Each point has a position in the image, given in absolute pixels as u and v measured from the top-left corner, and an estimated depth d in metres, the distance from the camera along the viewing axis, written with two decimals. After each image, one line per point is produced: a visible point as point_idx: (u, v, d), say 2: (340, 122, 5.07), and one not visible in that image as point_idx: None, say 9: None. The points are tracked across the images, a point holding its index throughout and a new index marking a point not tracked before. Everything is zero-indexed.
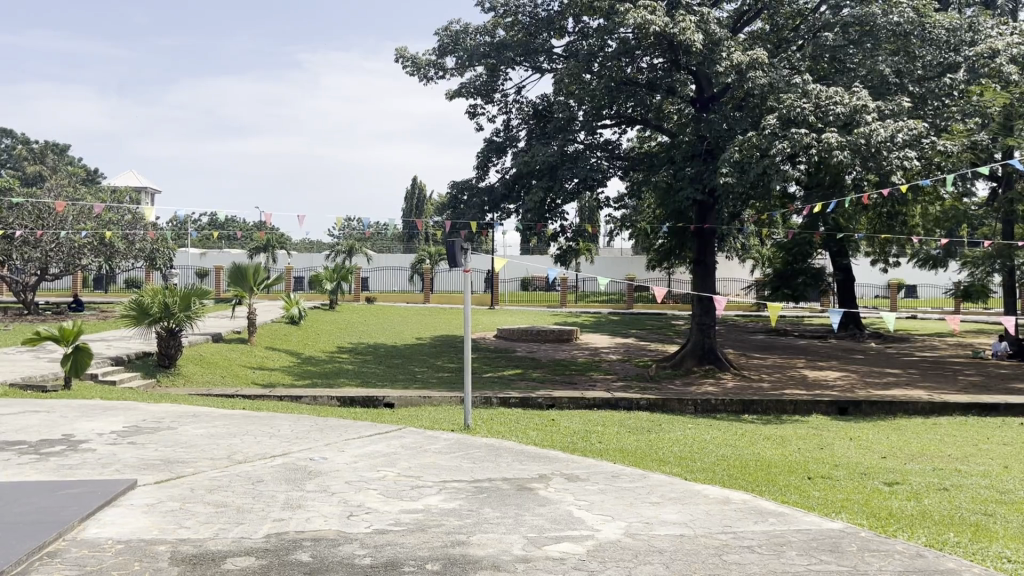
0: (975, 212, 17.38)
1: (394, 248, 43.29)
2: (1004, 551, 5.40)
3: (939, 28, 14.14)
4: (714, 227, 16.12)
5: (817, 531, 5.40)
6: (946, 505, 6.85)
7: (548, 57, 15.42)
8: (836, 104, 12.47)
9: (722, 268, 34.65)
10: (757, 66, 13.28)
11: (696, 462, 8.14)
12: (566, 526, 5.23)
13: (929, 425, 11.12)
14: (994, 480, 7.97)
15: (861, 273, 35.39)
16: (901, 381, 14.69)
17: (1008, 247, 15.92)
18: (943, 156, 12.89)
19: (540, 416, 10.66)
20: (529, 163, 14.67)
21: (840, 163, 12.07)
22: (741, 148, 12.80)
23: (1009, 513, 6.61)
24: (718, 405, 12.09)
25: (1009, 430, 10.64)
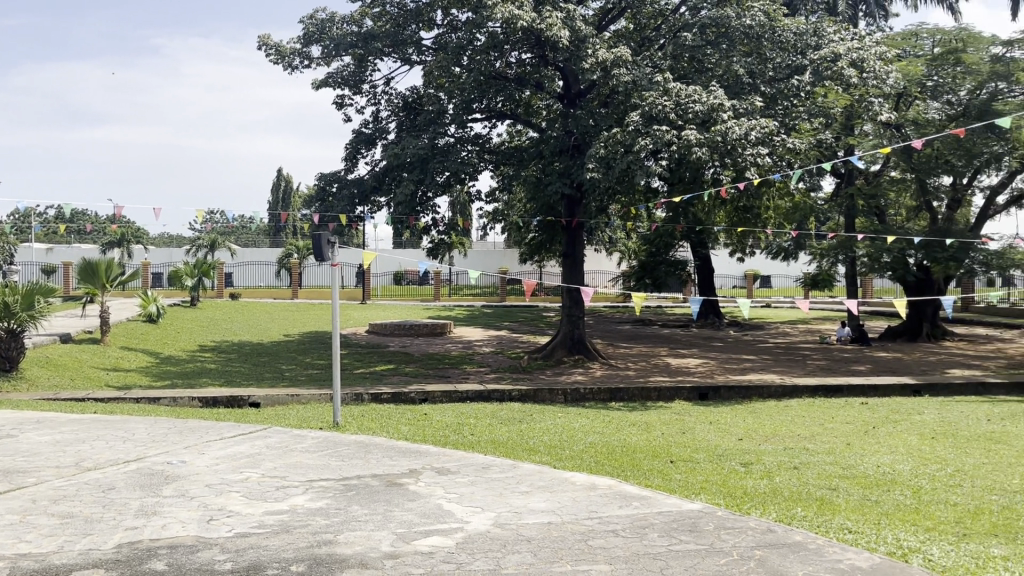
0: (822, 207, 18.54)
1: (261, 242, 42.03)
2: (846, 522, 5.80)
3: (786, 32, 14.69)
4: (583, 222, 16.49)
5: (678, 512, 5.62)
6: (796, 481, 7.30)
7: (417, 49, 15.30)
8: (695, 103, 12.98)
9: (592, 261, 35.59)
10: (620, 64, 13.66)
11: (564, 451, 8.32)
12: (436, 519, 5.22)
13: (782, 407, 11.82)
14: (838, 457, 8.55)
15: (720, 265, 37.18)
16: (756, 366, 15.51)
17: (851, 239, 17.31)
18: (792, 154, 13.60)
19: (411, 410, 10.59)
20: (399, 156, 14.53)
21: (699, 160, 12.58)
22: (606, 144, 13.18)
23: (851, 488, 7.11)
24: (587, 394, 12.40)
25: (850, 410, 11.46)
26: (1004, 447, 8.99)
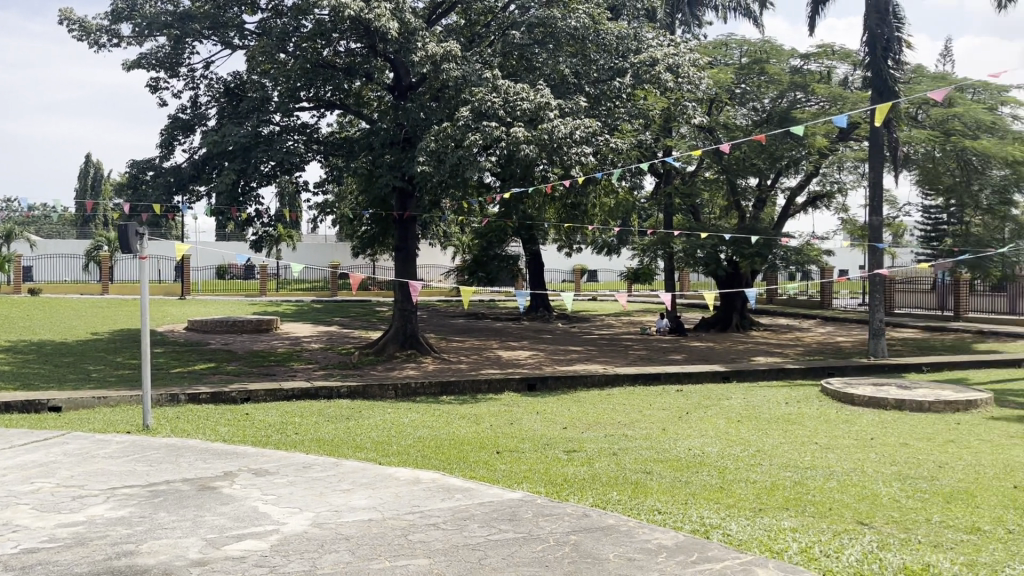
0: (643, 206, 19.52)
1: (66, 233, 38.89)
2: (656, 504, 6.11)
3: (609, 35, 15.24)
4: (415, 215, 16.42)
5: (498, 502, 5.72)
6: (613, 467, 7.61)
7: (239, 33, 14.65)
8: (523, 100, 13.22)
9: (425, 255, 35.55)
10: (450, 59, 13.68)
11: (391, 446, 8.25)
12: (250, 522, 5.03)
13: (605, 396, 12.30)
14: (654, 442, 9.00)
15: (550, 259, 38.21)
16: (582, 357, 16.06)
17: (667, 236, 18.50)
18: (615, 154, 14.16)
19: (232, 410, 10.14)
20: (219, 143, 13.85)
21: (527, 157, 12.85)
22: (436, 138, 13.18)
23: (664, 471, 7.50)
24: (417, 388, 12.36)
25: (667, 396, 12.09)
26: (799, 427, 9.81)
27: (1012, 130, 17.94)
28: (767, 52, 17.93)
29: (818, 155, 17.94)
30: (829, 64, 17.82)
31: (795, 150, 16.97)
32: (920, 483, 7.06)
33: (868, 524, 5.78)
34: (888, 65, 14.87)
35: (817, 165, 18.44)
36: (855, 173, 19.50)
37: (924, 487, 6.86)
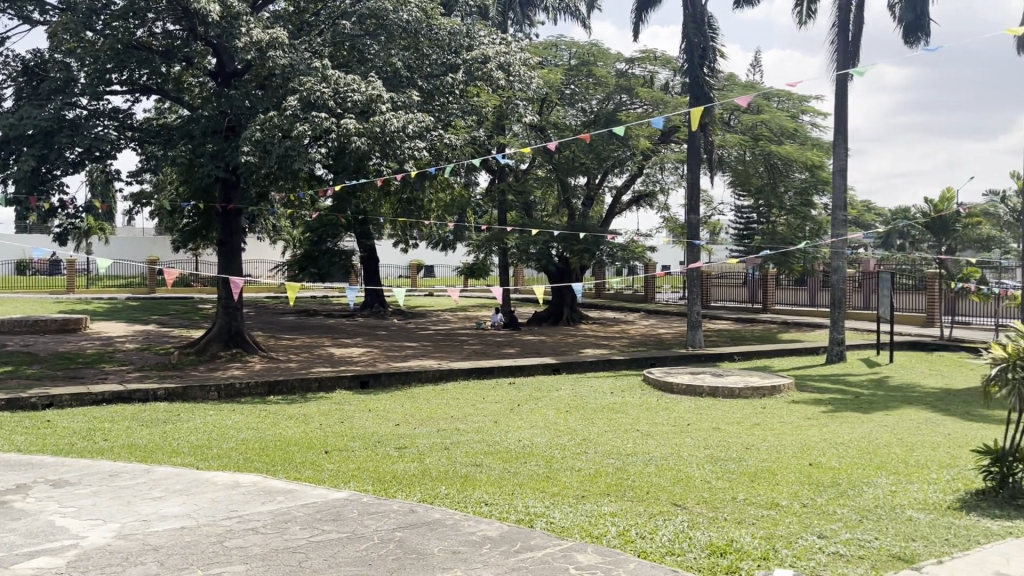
0: (478, 202, 19.66)
1: None
2: (483, 496, 6.16)
3: (441, 31, 15.23)
4: (241, 207, 15.73)
5: (322, 503, 5.58)
6: (443, 461, 7.61)
7: (40, 8, 13.46)
8: (353, 92, 12.97)
9: (253, 250, 34.18)
10: (277, 46, 13.17)
11: (211, 450, 7.85)
12: (44, 539, 4.63)
13: (438, 391, 12.30)
14: (485, 435, 9.08)
15: (385, 255, 37.78)
16: (416, 353, 15.99)
17: (501, 231, 18.65)
18: (449, 149, 14.20)
19: (31, 419, 9.30)
20: (16, 126, 12.65)
21: (358, 149, 12.61)
22: (262, 127, 12.66)
23: (494, 463, 7.59)
24: (242, 389, 11.84)
25: (499, 390, 12.25)
26: (623, 415, 10.23)
27: (810, 137, 19.59)
28: (594, 55, 18.60)
29: (642, 156, 18.80)
30: (651, 68, 18.70)
31: (620, 150, 17.78)
32: (729, 464, 7.55)
33: (681, 505, 6.12)
34: (704, 72, 15.81)
35: (641, 165, 19.32)
36: (675, 174, 20.58)
37: (732, 468, 7.35)
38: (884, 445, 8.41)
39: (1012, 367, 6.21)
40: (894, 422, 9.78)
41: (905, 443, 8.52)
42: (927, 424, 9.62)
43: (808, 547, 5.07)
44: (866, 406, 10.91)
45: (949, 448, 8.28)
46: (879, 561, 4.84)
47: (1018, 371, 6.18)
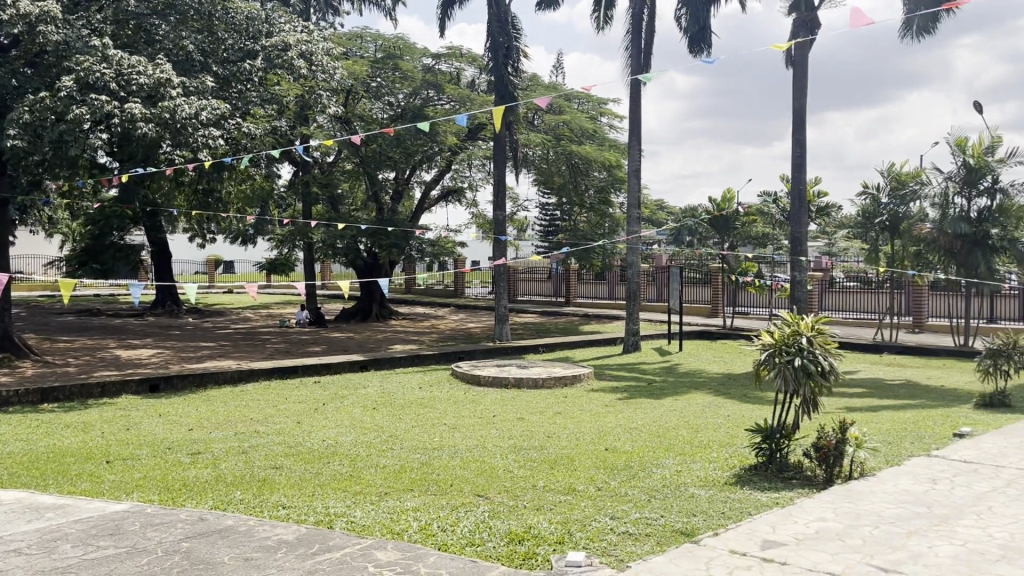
0: (281, 194, 18.95)
1: None
2: (280, 499, 5.95)
3: (238, 15, 14.52)
4: (7, 197, 14.19)
5: (99, 517, 5.16)
6: (240, 465, 7.27)
7: None
8: (139, 74, 12.06)
9: (25, 244, 31.04)
10: (48, 20, 11.98)
11: None
12: None
13: (238, 392, 11.74)
14: (286, 436, 8.77)
15: (180, 250, 35.63)
16: (214, 353, 15.17)
17: (306, 225, 17.99)
18: (247, 138, 13.59)
19: None
20: None
21: (145, 136, 11.76)
22: (31, 109, 11.49)
23: (294, 464, 7.34)
24: (9, 397, 10.70)
25: (303, 389, 11.88)
26: (429, 410, 10.24)
27: (608, 138, 20.55)
28: (401, 49, 18.52)
29: (449, 151, 18.92)
30: (457, 65, 18.90)
31: (428, 146, 17.89)
32: (531, 453, 7.76)
33: (483, 495, 6.21)
34: (508, 71, 16.13)
35: (449, 161, 19.45)
36: (483, 171, 20.90)
37: (534, 457, 7.56)
38: (672, 428, 8.99)
39: (778, 351, 6.82)
40: (681, 406, 10.47)
41: (691, 425, 9.14)
42: (710, 407, 10.38)
43: (600, 528, 5.30)
44: (657, 392, 11.61)
45: (728, 428, 8.98)
46: (663, 537, 5.16)
47: (783, 355, 6.80)
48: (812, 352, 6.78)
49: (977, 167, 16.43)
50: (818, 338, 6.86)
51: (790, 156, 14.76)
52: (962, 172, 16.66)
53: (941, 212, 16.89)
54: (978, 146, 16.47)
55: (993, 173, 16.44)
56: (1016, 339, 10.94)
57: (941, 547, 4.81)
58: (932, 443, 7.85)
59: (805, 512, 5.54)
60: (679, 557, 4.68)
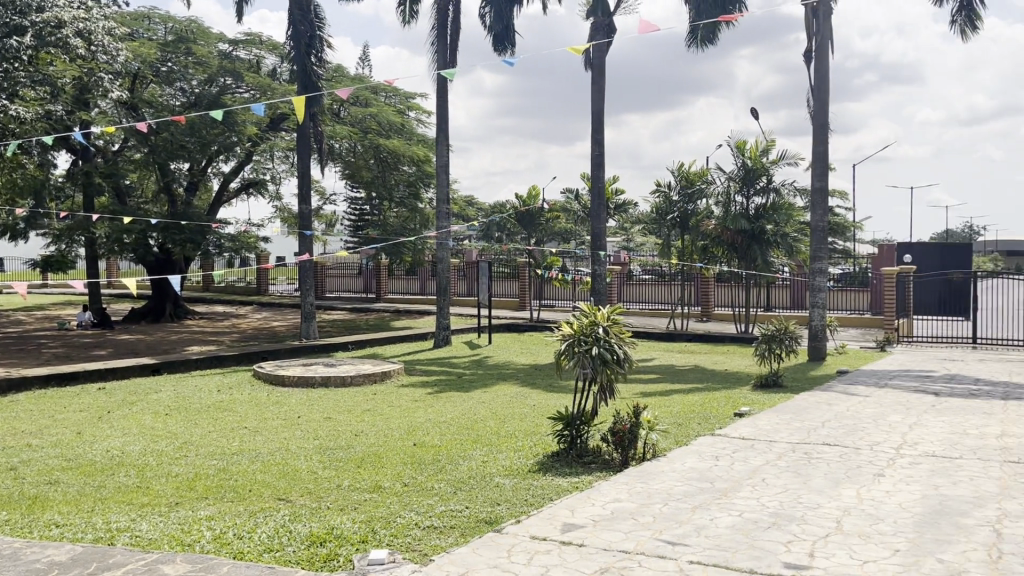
0: (58, 184, 17.38)
1: None
2: (54, 517, 5.43)
3: None
4: None
5: None
6: (7, 484, 6.55)
7: None
8: None
9: None
10: None
11: None
12: None
13: (7, 403, 10.60)
14: (64, 448, 8.02)
15: None
16: None
17: (87, 220, 16.56)
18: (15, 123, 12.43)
19: None
20: None
21: None
22: None
23: (72, 479, 6.72)
24: None
25: (85, 397, 10.92)
26: (229, 413, 9.74)
27: (416, 133, 20.45)
28: (193, 32, 17.72)
29: (249, 142, 18.26)
30: (257, 52, 18.31)
31: (226, 135, 17.38)
32: (337, 452, 7.58)
33: (284, 499, 5.98)
34: (311, 61, 15.70)
35: (250, 152, 18.85)
36: (286, 163, 20.33)
37: (340, 456, 7.38)
38: (480, 420, 9.11)
39: (577, 342, 7.08)
40: (489, 397, 10.65)
41: (498, 417, 9.31)
42: (517, 398, 10.63)
43: (405, 524, 5.26)
44: (466, 385, 11.73)
45: (534, 417, 9.23)
46: (468, 528, 5.20)
47: (581, 346, 7.06)
48: (608, 341, 7.10)
49: (754, 167, 17.96)
50: (613, 328, 7.19)
51: (590, 155, 15.40)
52: (741, 172, 18.14)
53: (723, 210, 18.31)
54: (754, 148, 18.00)
55: (767, 174, 18.04)
56: (786, 325, 12.06)
57: (721, 518, 5.19)
58: (715, 422, 8.47)
59: (602, 494, 5.79)
60: (482, 547, 4.74)
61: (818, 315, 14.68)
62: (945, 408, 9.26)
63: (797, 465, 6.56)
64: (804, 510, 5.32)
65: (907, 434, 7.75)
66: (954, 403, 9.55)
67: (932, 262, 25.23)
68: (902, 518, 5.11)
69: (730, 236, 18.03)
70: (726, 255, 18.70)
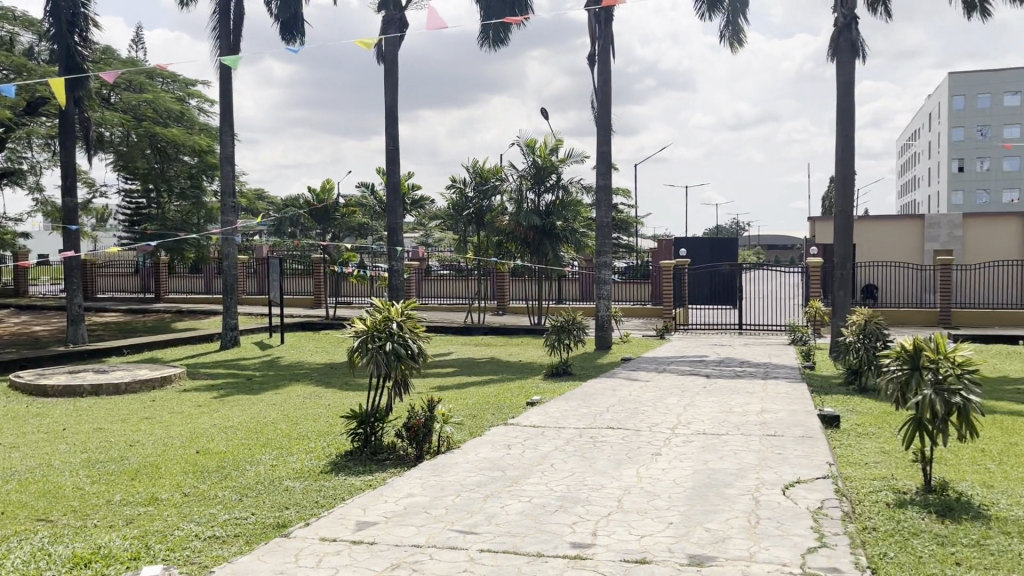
0: None
1: None
2: None
3: None
4: None
5: None
6: None
7: None
8: None
9: None
10: None
11: None
12: None
13: None
14: None
15: None
16: None
17: None
18: None
19: None
20: None
21: None
22: None
23: None
24: None
25: None
26: None
27: (197, 122, 19.32)
28: None
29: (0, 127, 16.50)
30: (9, 29, 16.65)
31: None
32: (108, 465, 6.97)
33: (44, 519, 5.42)
34: (75, 41, 14.39)
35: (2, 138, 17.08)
36: (47, 152, 18.58)
37: (112, 469, 6.80)
38: (270, 422, 8.74)
39: (370, 338, 6.97)
40: (281, 399, 10.26)
41: (290, 418, 8.99)
42: (310, 398, 10.31)
43: (183, 537, 4.94)
44: (255, 387, 11.23)
45: (327, 417, 9.00)
46: (253, 535, 4.97)
47: (375, 341, 6.95)
48: (402, 336, 7.05)
49: (544, 165, 18.58)
50: (407, 323, 7.16)
51: (384, 149, 15.25)
52: (532, 170, 18.70)
53: (516, 206, 18.79)
54: (544, 147, 18.62)
55: (556, 171, 18.73)
56: (575, 316, 12.58)
57: (511, 505, 5.31)
58: (508, 413, 8.67)
59: (395, 490, 5.74)
60: (266, 554, 4.53)
61: (604, 306, 15.46)
62: (714, 389, 10.07)
63: (583, 449, 6.85)
64: (588, 492, 5.56)
65: (682, 415, 8.33)
66: (722, 384, 10.41)
67: (704, 255, 27.38)
68: (675, 493, 5.47)
69: (522, 232, 18.54)
70: (519, 250, 19.22)
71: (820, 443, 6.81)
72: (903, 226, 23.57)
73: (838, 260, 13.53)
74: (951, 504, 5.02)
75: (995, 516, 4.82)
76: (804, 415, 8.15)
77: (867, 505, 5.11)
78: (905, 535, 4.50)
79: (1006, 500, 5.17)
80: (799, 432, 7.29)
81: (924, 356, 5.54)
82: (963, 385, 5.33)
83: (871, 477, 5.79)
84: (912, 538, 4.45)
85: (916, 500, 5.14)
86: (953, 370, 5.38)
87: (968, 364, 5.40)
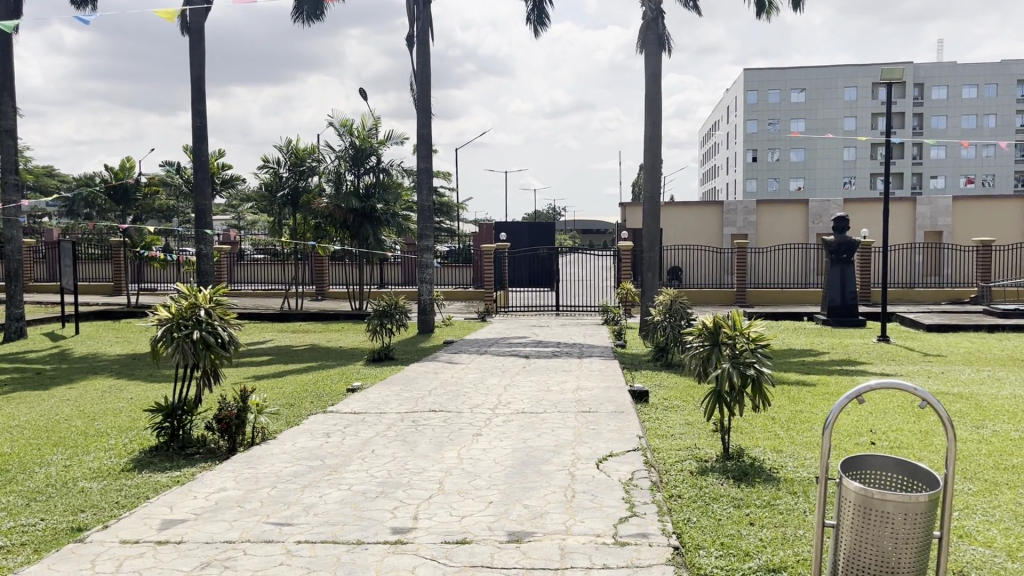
0: None
1: None
2: None
3: None
4: None
5: None
6: None
7: None
8: None
9: None
10: None
11: None
12: None
13: None
14: None
15: None
16: None
17: None
18: None
19: None
20: None
21: None
22: None
23: None
24: None
25: None
26: None
27: None
28: None
29: None
30: None
31: None
32: None
33: None
34: None
35: None
36: None
37: None
38: (63, 420, 8.02)
39: (176, 326, 6.52)
40: (75, 394, 9.44)
41: (86, 414, 8.30)
42: (111, 391, 9.60)
43: None
44: (46, 382, 10.28)
45: (130, 411, 8.39)
46: (43, 543, 4.53)
47: (181, 330, 6.52)
48: (210, 323, 6.67)
49: (363, 146, 18.25)
50: (216, 310, 6.78)
51: (190, 125, 14.35)
52: (350, 151, 18.32)
53: (334, 188, 18.32)
54: (362, 128, 18.31)
55: (376, 153, 18.44)
56: (397, 300, 12.44)
57: (331, 494, 5.17)
58: (328, 400, 8.46)
59: (205, 485, 5.45)
60: (59, 561, 4.15)
61: (426, 290, 15.44)
62: (533, 369, 10.34)
63: (404, 434, 6.80)
64: (409, 476, 5.52)
65: (502, 395, 8.49)
66: (540, 364, 10.71)
67: (523, 239, 28.05)
68: (495, 472, 5.55)
69: (341, 215, 18.15)
70: (339, 233, 18.81)
71: (630, 418, 7.15)
72: (704, 211, 25.22)
73: (647, 243, 14.18)
74: (746, 469, 5.43)
75: (784, 477, 5.27)
76: (617, 391, 8.53)
77: (673, 474, 5.42)
78: (706, 501, 4.80)
79: (792, 462, 5.68)
80: (611, 407, 7.63)
81: (723, 333, 5.93)
82: (756, 358, 5.74)
83: (676, 448, 6.15)
84: (712, 503, 4.77)
85: (716, 466, 5.52)
86: (748, 345, 5.77)
87: (761, 340, 5.82)
